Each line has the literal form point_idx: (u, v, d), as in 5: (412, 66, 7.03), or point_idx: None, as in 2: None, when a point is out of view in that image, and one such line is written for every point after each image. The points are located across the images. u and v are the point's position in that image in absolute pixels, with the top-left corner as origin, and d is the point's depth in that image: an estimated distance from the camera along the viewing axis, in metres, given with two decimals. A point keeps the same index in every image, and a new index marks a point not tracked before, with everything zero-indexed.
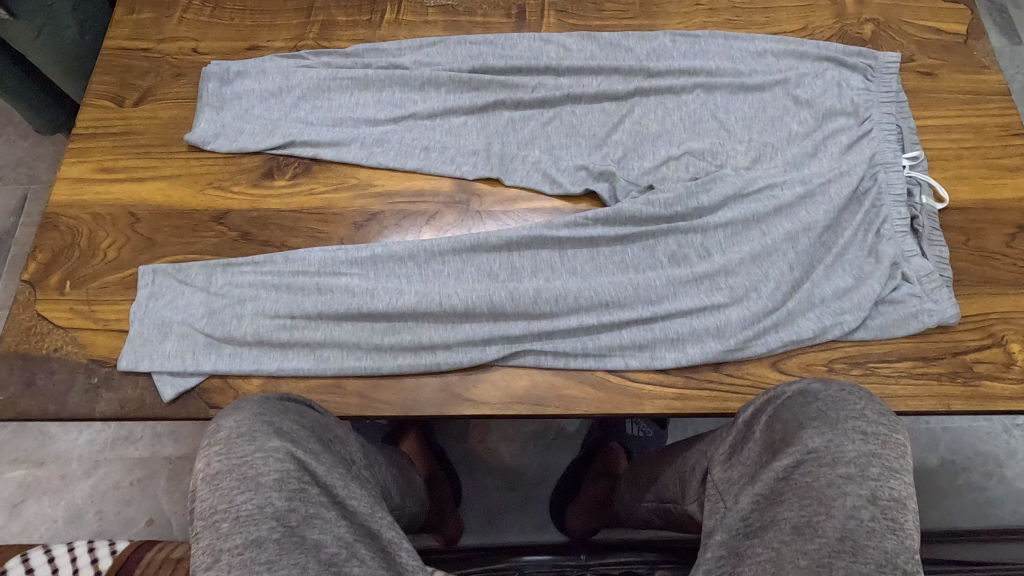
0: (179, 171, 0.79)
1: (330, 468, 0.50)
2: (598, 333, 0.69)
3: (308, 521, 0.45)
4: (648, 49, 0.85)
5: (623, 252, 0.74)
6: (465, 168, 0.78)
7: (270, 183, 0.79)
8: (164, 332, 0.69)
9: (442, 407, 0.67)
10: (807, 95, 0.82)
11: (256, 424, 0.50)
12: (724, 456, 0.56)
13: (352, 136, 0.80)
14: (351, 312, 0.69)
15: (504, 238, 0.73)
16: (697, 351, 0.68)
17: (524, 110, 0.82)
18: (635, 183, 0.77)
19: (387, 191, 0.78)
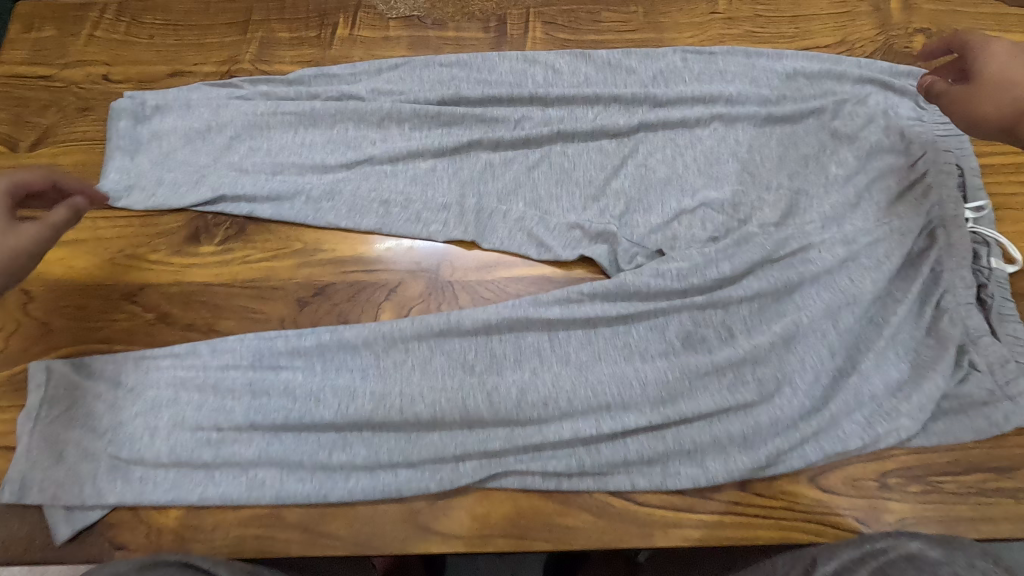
0: (82, 234, 0.65)
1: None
2: (596, 445, 0.56)
3: None
4: (654, 70, 0.70)
5: (627, 335, 0.60)
6: (433, 227, 0.64)
7: (195, 248, 0.64)
8: (58, 452, 0.56)
9: (406, 542, 0.55)
10: (848, 127, 0.67)
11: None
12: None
13: (296, 187, 0.65)
14: (292, 423, 0.57)
15: (479, 322, 0.59)
16: (719, 467, 0.55)
17: (506, 152, 0.67)
18: (640, 246, 0.63)
19: (338, 258, 0.64)
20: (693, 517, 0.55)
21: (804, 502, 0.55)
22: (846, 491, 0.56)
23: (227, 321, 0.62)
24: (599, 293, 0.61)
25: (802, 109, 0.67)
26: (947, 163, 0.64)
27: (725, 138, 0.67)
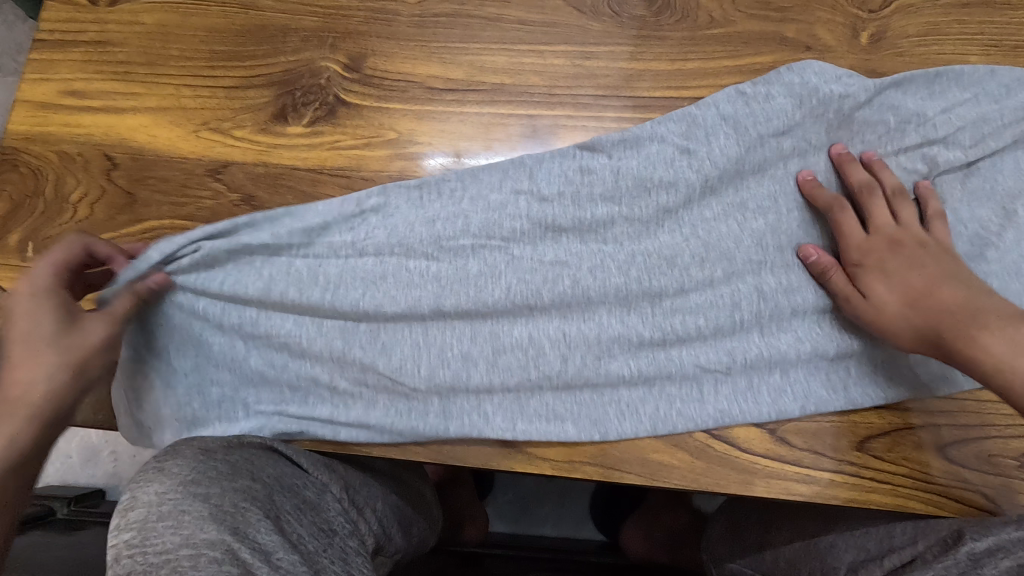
0: (165, 102, 0.61)
1: (287, 570, 0.39)
2: (712, 398, 0.51)
3: (261, 552, 0.39)
4: (825, 77, 0.55)
5: (738, 292, 0.52)
6: (540, 95, 0.59)
7: (283, 128, 0.60)
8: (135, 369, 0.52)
9: (488, 459, 0.52)
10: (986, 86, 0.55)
11: (184, 500, 0.39)
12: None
13: (382, 70, 0.60)
14: (376, 423, 0.51)
15: (571, 248, 0.53)
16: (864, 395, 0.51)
17: (653, 397, 0.52)
18: (745, 183, 0.54)
19: (438, 120, 0.59)
20: (803, 470, 0.50)
21: (925, 471, 0.50)
22: (978, 467, 0.50)
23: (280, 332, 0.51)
24: (712, 290, 0.52)
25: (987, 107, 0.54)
26: None
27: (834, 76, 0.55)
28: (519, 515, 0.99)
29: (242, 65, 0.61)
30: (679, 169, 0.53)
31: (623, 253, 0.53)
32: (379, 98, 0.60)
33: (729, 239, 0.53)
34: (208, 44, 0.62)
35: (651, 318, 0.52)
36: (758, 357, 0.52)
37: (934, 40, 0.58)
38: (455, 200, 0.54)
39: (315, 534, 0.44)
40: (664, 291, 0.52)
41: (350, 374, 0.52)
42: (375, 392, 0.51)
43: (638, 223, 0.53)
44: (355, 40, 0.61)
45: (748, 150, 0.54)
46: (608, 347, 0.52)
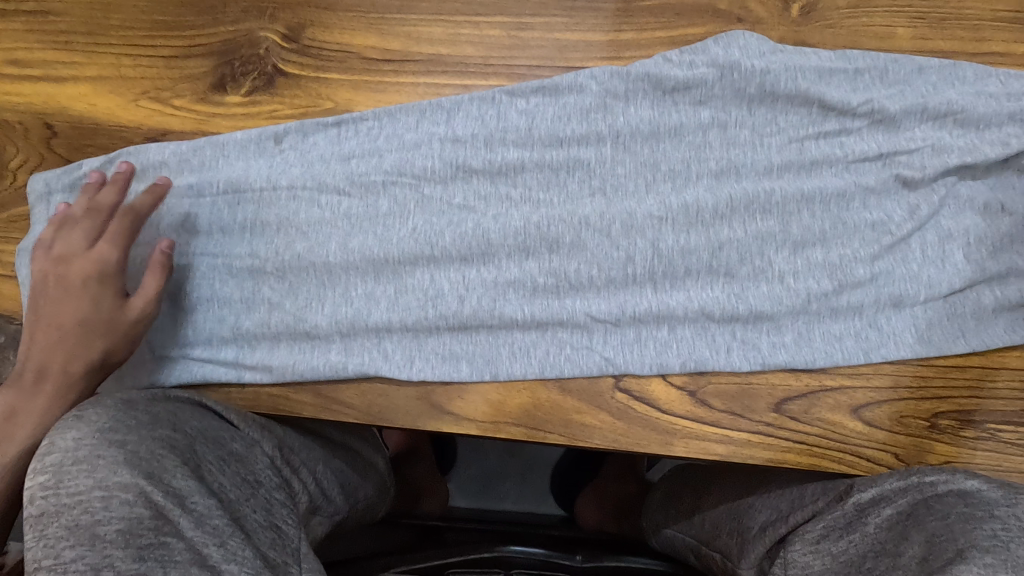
0: (106, 72, 0.61)
1: (203, 514, 0.40)
2: (597, 344, 0.53)
3: (177, 504, 0.39)
4: (737, 43, 0.56)
5: (631, 242, 0.54)
6: (474, 66, 0.60)
7: (222, 97, 0.60)
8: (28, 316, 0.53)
9: (415, 420, 0.53)
10: (895, 70, 0.56)
11: (101, 445, 0.40)
12: (812, 535, 0.47)
13: (321, 41, 0.61)
14: (276, 371, 0.54)
15: (481, 201, 0.56)
16: (742, 352, 0.52)
17: (545, 341, 0.53)
18: (640, 136, 0.56)
19: (374, 90, 0.60)
20: (719, 432, 0.52)
21: (839, 432, 0.51)
22: (891, 428, 0.52)
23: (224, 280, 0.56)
24: (595, 244, 0.54)
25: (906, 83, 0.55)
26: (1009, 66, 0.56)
27: (736, 45, 0.56)
28: (481, 489, 1.01)
29: (181, 36, 0.62)
30: (594, 123, 0.56)
31: (529, 201, 0.56)
32: (317, 68, 0.60)
33: (632, 197, 0.55)
34: (148, 14, 0.62)
35: (547, 263, 0.54)
36: (643, 305, 0.53)
37: (863, 12, 0.58)
38: (372, 138, 0.58)
39: (238, 484, 0.45)
40: (561, 238, 0.55)
41: (256, 316, 0.55)
42: (277, 334, 0.54)
43: (547, 176, 0.56)
44: (294, 10, 0.61)
45: (662, 113, 0.56)
46: (503, 290, 0.54)
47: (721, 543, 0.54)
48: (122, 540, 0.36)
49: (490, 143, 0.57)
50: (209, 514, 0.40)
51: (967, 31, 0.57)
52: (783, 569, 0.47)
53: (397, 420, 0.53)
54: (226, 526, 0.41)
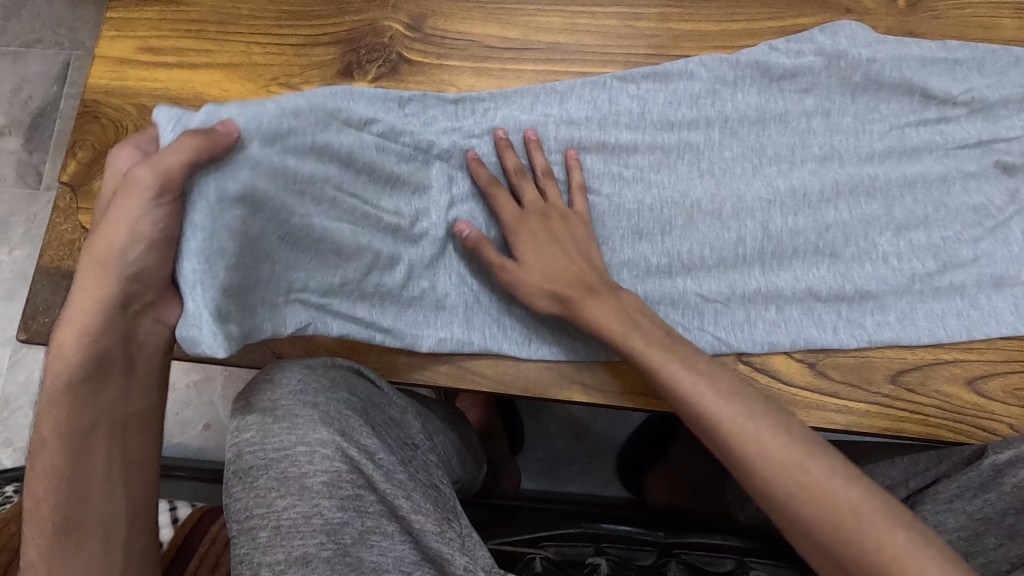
0: (237, 59, 0.64)
1: (389, 469, 0.43)
2: (711, 321, 0.55)
3: (368, 461, 0.43)
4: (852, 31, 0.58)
5: (737, 224, 0.57)
6: (591, 53, 0.62)
7: (349, 84, 0.63)
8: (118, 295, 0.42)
9: (546, 389, 0.56)
10: (1002, 61, 0.58)
11: (294, 405, 0.44)
12: (949, 494, 0.46)
13: (442, 30, 0.64)
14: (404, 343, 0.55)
15: (597, 180, 0.58)
16: (853, 331, 0.55)
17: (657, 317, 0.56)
18: (749, 120, 0.58)
19: (495, 76, 0.62)
20: (839, 402, 0.54)
21: (955, 403, 0.54)
22: (1004, 400, 0.54)
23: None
24: (708, 226, 0.57)
25: (1011, 72, 0.58)
26: None
27: (850, 33, 0.58)
28: (548, 472, 1.06)
29: (308, 25, 0.64)
30: (704, 108, 0.59)
31: (640, 182, 0.58)
32: (439, 56, 0.63)
33: (740, 180, 0.58)
34: (276, 4, 0.65)
35: (660, 243, 0.57)
36: (753, 284, 0.56)
37: (967, 4, 0.61)
38: (484, 117, 0.59)
39: (400, 446, 0.48)
40: (673, 220, 0.57)
41: None
42: None
43: (658, 157, 0.58)
44: (417, 2, 0.64)
45: (768, 100, 0.58)
46: (619, 268, 0.56)
47: None
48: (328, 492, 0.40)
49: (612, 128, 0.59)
50: (392, 470, 0.44)
51: None
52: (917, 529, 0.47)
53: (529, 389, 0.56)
54: (406, 482, 0.44)
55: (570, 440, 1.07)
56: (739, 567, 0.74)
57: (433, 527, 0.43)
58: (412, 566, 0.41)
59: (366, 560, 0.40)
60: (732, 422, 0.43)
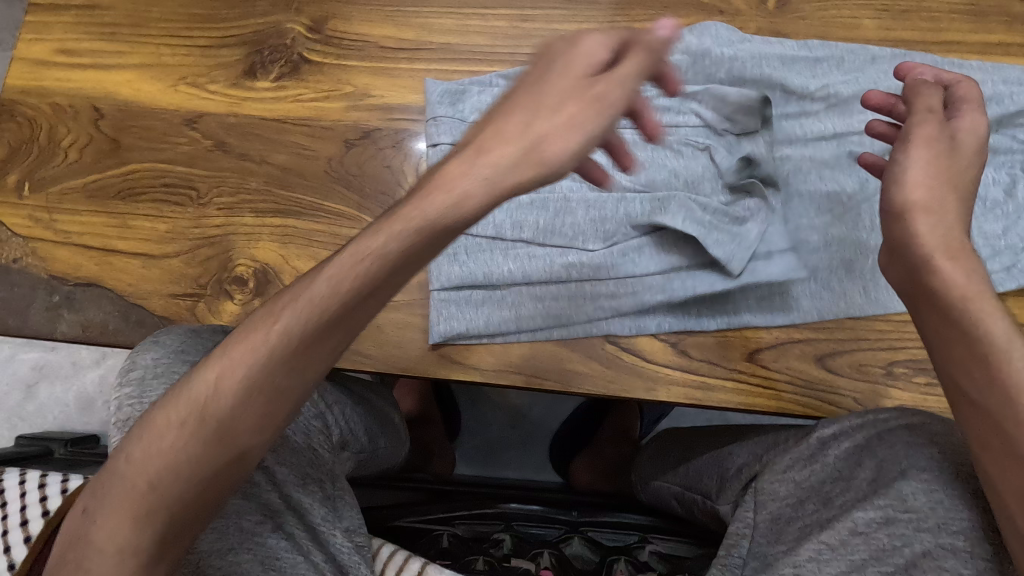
0: (147, 60, 0.67)
1: None
2: (580, 302, 0.59)
3: None
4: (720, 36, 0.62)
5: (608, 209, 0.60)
6: (481, 54, 0.66)
7: (252, 83, 0.66)
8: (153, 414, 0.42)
9: (428, 368, 0.60)
10: (859, 61, 0.62)
11: (176, 365, 0.49)
12: (783, 466, 0.51)
13: (342, 31, 0.67)
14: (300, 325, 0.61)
15: None
16: (710, 311, 0.59)
17: (531, 298, 0.59)
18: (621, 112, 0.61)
19: (390, 75, 0.66)
20: (699, 378, 0.58)
21: (806, 379, 0.58)
22: (851, 374, 0.58)
23: (259, 246, 0.63)
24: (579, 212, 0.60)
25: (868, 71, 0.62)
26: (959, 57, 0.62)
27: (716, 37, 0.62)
28: (484, 458, 1.08)
29: (216, 27, 0.68)
30: None
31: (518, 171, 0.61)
32: (338, 56, 0.67)
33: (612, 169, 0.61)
34: (185, 8, 0.68)
35: (535, 228, 0.60)
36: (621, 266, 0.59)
37: (833, 5, 0.64)
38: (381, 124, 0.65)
39: None
40: (548, 206, 0.60)
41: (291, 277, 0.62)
42: None
43: None
44: (318, 4, 0.68)
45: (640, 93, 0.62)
46: (497, 251, 0.60)
47: (702, 485, 0.61)
48: None
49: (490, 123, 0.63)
50: None
51: (927, 22, 0.63)
52: (752, 495, 0.51)
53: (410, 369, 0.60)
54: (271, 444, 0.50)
55: (506, 427, 1.09)
56: (639, 541, 0.77)
57: (295, 481, 0.49)
58: (274, 513, 0.47)
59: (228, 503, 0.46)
60: (972, 324, 0.39)
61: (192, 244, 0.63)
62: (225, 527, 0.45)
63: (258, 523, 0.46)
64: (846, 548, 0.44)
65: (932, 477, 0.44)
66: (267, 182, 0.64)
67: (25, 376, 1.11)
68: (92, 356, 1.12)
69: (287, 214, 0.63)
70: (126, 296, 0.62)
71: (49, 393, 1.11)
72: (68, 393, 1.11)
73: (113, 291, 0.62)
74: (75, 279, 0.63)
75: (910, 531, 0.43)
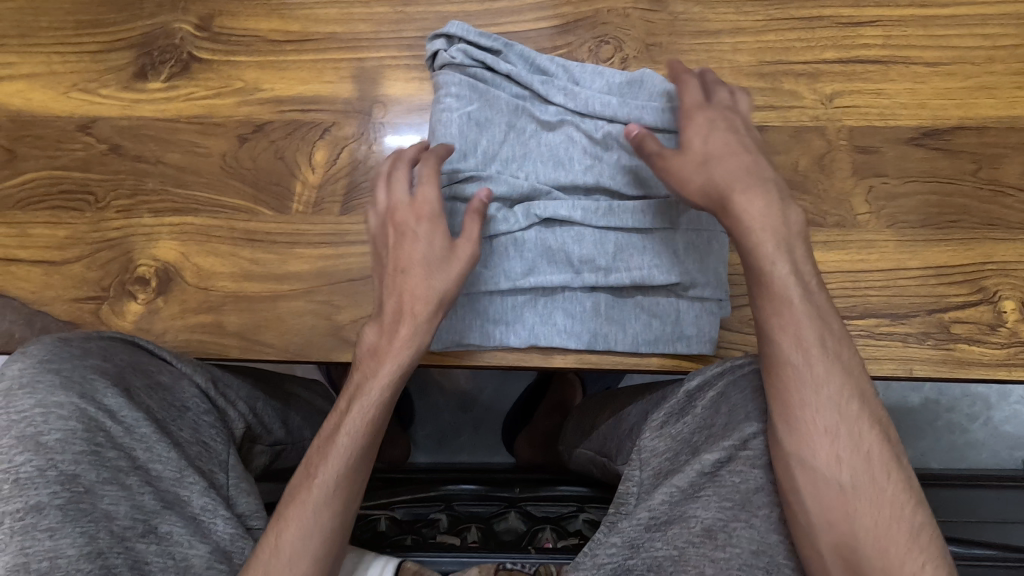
0: (37, 70, 0.68)
1: (130, 424, 0.50)
2: (529, 317, 0.57)
3: (127, 429, 0.50)
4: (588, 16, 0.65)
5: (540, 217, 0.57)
6: (369, 40, 0.66)
7: (144, 85, 0.67)
8: (31, 448, 0.46)
9: (328, 353, 0.60)
10: (730, 26, 0.64)
11: (39, 373, 0.49)
12: (658, 420, 0.53)
13: (229, 28, 0.67)
14: (203, 318, 0.62)
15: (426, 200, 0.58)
16: (649, 317, 0.57)
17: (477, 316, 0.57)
18: (522, 115, 0.60)
19: (278, 69, 0.66)
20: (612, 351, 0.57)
21: None
22: (742, 330, 0.59)
23: (159, 245, 0.63)
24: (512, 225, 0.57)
25: (740, 34, 0.64)
26: (832, 11, 0.63)
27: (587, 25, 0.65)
28: (436, 445, 1.09)
29: (104, 32, 0.68)
30: (484, 111, 0.59)
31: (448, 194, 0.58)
32: (227, 53, 0.67)
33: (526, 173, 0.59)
34: (73, 15, 0.69)
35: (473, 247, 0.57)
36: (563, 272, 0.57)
37: None
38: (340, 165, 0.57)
39: (164, 408, 0.54)
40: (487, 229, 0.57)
41: (190, 274, 0.63)
42: (212, 289, 0.62)
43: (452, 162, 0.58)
44: (203, 2, 0.68)
45: (485, 102, 0.59)
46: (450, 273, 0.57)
47: (606, 448, 0.64)
48: (63, 447, 0.47)
49: (376, 114, 0.65)
50: (134, 425, 0.50)
51: None
52: (635, 454, 0.53)
53: (308, 355, 0.61)
54: (149, 432, 0.51)
55: (456, 412, 1.10)
56: (574, 510, 0.78)
57: (173, 473, 0.50)
58: (149, 513, 0.48)
59: (98, 506, 0.46)
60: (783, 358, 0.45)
61: (92, 248, 0.64)
62: (95, 530, 0.45)
63: (131, 526, 0.47)
64: (696, 491, 0.47)
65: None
66: (164, 182, 0.65)
67: None
68: None
69: (184, 212, 0.64)
70: (29, 303, 0.63)
71: None
72: None
73: (15, 300, 0.63)
74: None
75: (748, 467, 0.46)
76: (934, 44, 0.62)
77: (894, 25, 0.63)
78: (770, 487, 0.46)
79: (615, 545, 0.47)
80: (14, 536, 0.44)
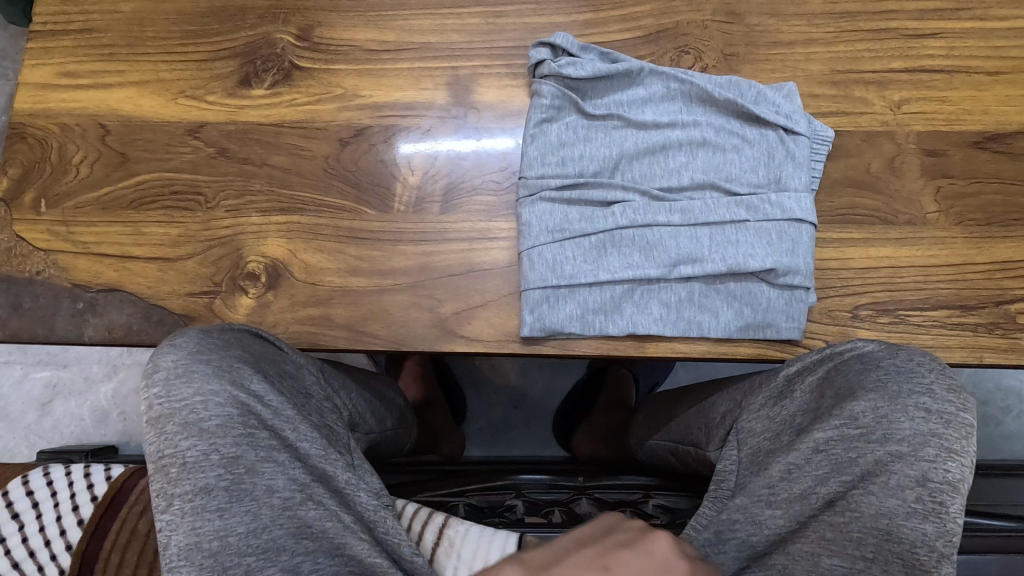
0: (147, 77, 0.72)
1: (276, 407, 0.54)
2: (621, 305, 0.62)
3: (278, 413, 0.54)
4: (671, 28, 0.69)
5: (631, 213, 0.63)
6: (461, 50, 0.70)
7: (248, 92, 0.71)
8: (191, 431, 0.50)
9: (432, 342, 0.64)
10: (803, 37, 0.68)
11: (193, 363, 0.53)
12: (759, 404, 0.59)
13: (327, 38, 0.71)
14: (311, 312, 0.65)
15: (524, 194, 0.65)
16: (733, 302, 0.62)
17: (576, 301, 0.62)
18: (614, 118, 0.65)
19: (375, 77, 0.70)
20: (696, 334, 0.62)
21: None
22: (821, 320, 0.63)
23: (268, 242, 0.67)
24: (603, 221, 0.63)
25: (812, 44, 0.68)
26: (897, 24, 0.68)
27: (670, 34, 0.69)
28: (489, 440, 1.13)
29: (208, 42, 0.72)
30: (578, 119, 0.66)
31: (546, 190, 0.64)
32: (327, 61, 0.71)
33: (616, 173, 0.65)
34: (179, 26, 0.73)
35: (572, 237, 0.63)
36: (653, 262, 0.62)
37: None
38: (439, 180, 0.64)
39: (295, 394, 0.57)
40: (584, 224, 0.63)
41: (298, 270, 0.66)
42: (320, 283, 0.66)
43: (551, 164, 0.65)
44: (303, 14, 0.72)
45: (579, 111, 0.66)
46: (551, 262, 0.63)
47: (693, 437, 0.68)
48: (221, 431, 0.51)
49: (471, 119, 0.69)
50: (280, 409, 0.54)
51: None
52: (737, 435, 0.59)
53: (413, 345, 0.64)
54: (291, 416, 0.54)
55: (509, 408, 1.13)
56: (642, 497, 0.81)
57: (317, 450, 0.54)
58: (303, 485, 0.52)
59: (259, 482, 0.50)
60: None
61: (203, 245, 0.67)
62: (258, 507, 0.50)
63: (289, 498, 0.51)
64: (809, 465, 0.52)
65: (876, 395, 0.51)
66: (270, 183, 0.69)
67: (38, 395, 1.15)
68: (102, 370, 1.15)
69: (290, 211, 0.68)
70: (146, 297, 0.67)
71: (64, 410, 1.15)
72: (83, 408, 1.15)
73: (134, 295, 0.67)
74: (97, 286, 0.67)
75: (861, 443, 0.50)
76: (994, 54, 0.67)
77: (956, 36, 0.67)
78: (890, 457, 0.49)
79: (737, 520, 0.53)
80: (187, 515, 0.49)
